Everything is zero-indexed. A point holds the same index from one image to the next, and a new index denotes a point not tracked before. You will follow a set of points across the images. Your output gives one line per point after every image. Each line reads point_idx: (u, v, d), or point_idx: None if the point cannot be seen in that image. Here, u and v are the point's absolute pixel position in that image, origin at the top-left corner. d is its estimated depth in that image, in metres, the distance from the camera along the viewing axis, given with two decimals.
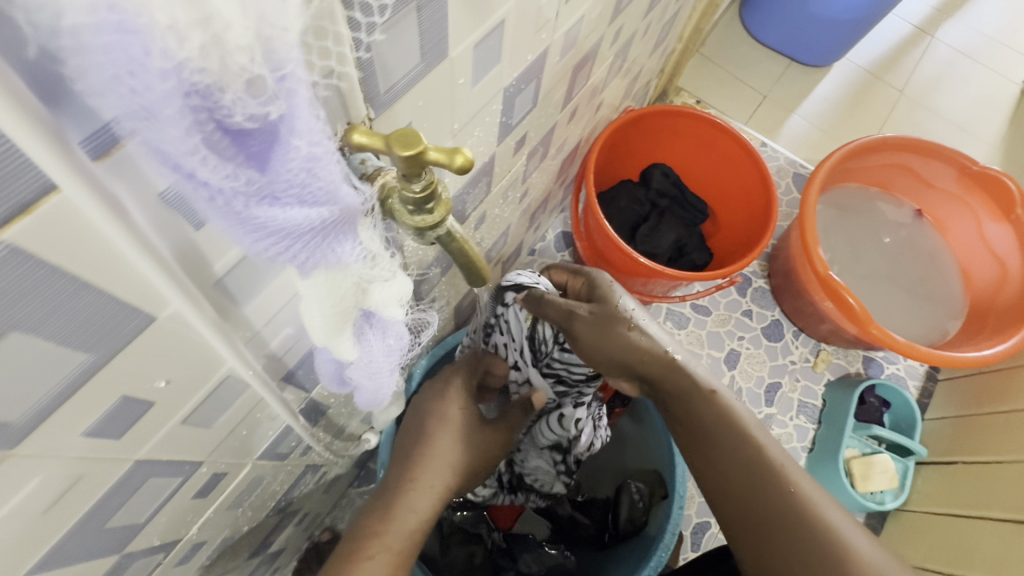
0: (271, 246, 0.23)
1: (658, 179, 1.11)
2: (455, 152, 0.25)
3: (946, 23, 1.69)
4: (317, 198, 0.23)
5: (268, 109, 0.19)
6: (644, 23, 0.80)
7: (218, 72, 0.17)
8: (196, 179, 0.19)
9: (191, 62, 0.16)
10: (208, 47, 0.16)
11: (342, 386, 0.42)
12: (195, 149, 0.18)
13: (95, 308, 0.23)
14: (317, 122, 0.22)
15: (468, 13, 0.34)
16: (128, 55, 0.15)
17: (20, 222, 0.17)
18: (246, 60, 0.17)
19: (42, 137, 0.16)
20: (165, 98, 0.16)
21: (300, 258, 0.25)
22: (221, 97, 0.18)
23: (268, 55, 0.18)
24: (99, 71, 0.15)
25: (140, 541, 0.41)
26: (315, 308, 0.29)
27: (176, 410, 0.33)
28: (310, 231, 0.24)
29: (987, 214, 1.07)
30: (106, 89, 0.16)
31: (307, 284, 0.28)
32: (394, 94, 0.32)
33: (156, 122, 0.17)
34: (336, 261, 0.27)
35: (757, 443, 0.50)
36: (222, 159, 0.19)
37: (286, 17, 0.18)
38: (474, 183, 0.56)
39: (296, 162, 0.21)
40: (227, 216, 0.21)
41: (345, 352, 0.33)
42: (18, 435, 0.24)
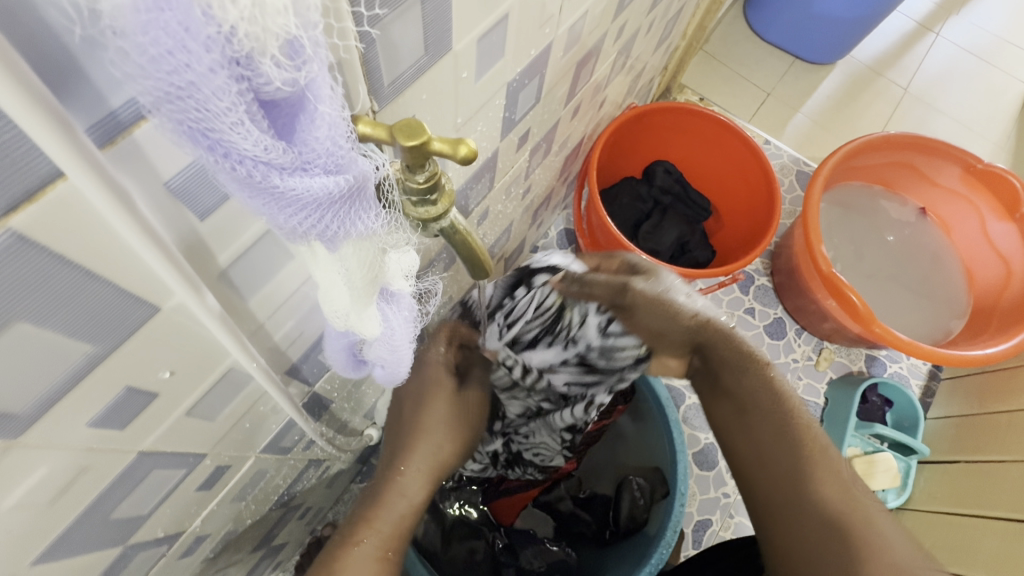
0: (303, 222, 0.23)
1: (661, 176, 1.11)
2: (459, 143, 0.25)
3: (951, 21, 1.68)
4: (342, 165, 0.23)
5: (300, 74, 0.19)
6: (648, 20, 0.80)
7: (259, 36, 0.17)
8: (231, 156, 0.19)
9: (238, 29, 0.16)
10: (253, 12, 0.16)
11: (358, 369, 0.43)
12: (237, 121, 0.18)
13: (100, 299, 0.23)
14: (338, 92, 0.22)
15: (472, 6, 0.34)
16: (168, 31, 0.15)
17: (25, 211, 0.18)
18: (283, 21, 0.17)
19: (52, 127, 0.16)
20: (210, 70, 0.17)
21: (332, 229, 0.24)
22: (259, 64, 0.18)
23: (298, 10, 0.18)
24: (142, 51, 0.16)
25: (145, 532, 0.41)
26: (333, 269, 0.28)
27: (180, 402, 0.33)
28: (337, 200, 0.23)
29: (991, 212, 1.07)
30: (150, 70, 0.16)
31: (332, 258, 0.27)
32: (399, 86, 0.32)
33: (198, 96, 0.17)
34: (364, 230, 0.26)
35: (792, 418, 0.52)
36: (258, 129, 0.19)
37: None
38: (477, 178, 0.56)
39: (324, 132, 0.21)
40: (260, 190, 0.21)
41: (369, 328, 0.34)
42: (24, 424, 0.24)
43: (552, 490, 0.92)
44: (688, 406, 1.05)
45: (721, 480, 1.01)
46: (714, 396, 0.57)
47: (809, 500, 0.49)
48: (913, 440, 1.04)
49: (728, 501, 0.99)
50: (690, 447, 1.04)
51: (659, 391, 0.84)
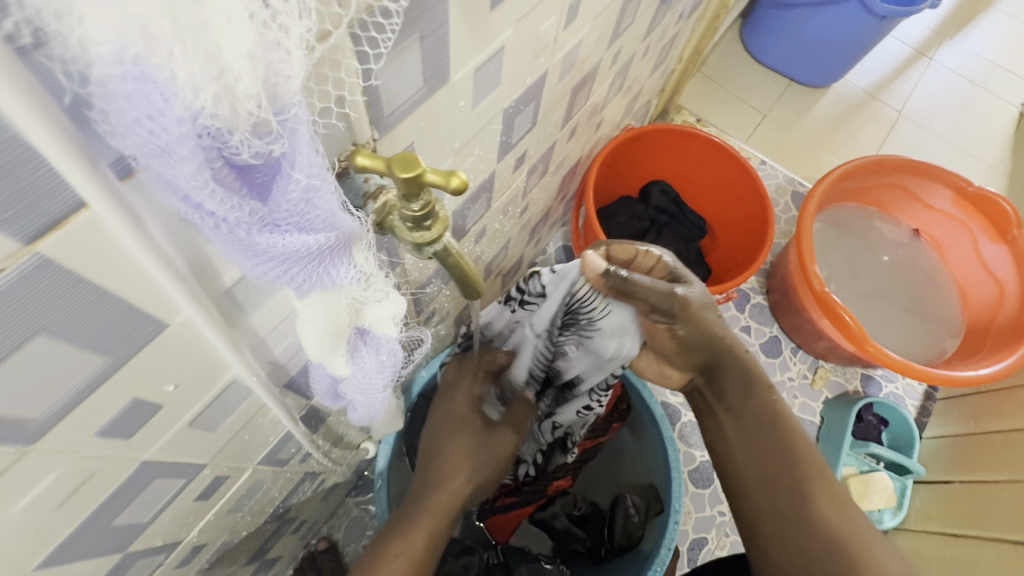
0: (269, 269, 0.25)
1: (657, 196, 1.13)
2: (451, 175, 0.26)
3: (944, 46, 1.72)
4: (314, 225, 0.25)
5: (272, 147, 0.21)
6: (643, 45, 0.83)
7: (228, 117, 0.19)
8: (202, 209, 0.21)
9: (206, 109, 0.18)
10: (220, 96, 0.18)
11: (336, 402, 0.45)
12: (205, 183, 0.20)
13: (114, 314, 0.24)
14: (319, 157, 0.23)
15: (467, 41, 0.36)
16: (149, 101, 0.17)
17: (49, 237, 0.19)
18: (253, 106, 0.19)
19: (74, 157, 0.18)
20: (180, 140, 0.18)
21: (298, 280, 0.27)
22: (230, 138, 0.19)
23: (272, 100, 0.20)
24: (124, 113, 0.17)
25: (143, 541, 0.42)
26: (312, 324, 0.31)
27: (184, 412, 0.34)
28: (306, 255, 0.26)
29: (983, 234, 1.08)
30: (129, 129, 0.17)
31: (303, 304, 0.29)
32: (398, 115, 0.34)
33: (169, 160, 0.18)
34: (330, 284, 0.28)
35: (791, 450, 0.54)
36: (227, 191, 0.21)
37: (291, 68, 0.20)
38: (473, 199, 0.58)
39: (295, 194, 0.23)
40: (232, 241, 0.23)
41: (340, 368, 0.36)
42: (37, 432, 0.25)
43: (547, 507, 0.91)
44: (683, 423, 1.06)
45: (717, 498, 1.01)
46: (719, 411, 0.58)
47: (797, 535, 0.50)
48: (908, 460, 1.05)
49: (724, 520, 0.99)
50: (686, 463, 1.04)
51: (654, 406, 0.84)
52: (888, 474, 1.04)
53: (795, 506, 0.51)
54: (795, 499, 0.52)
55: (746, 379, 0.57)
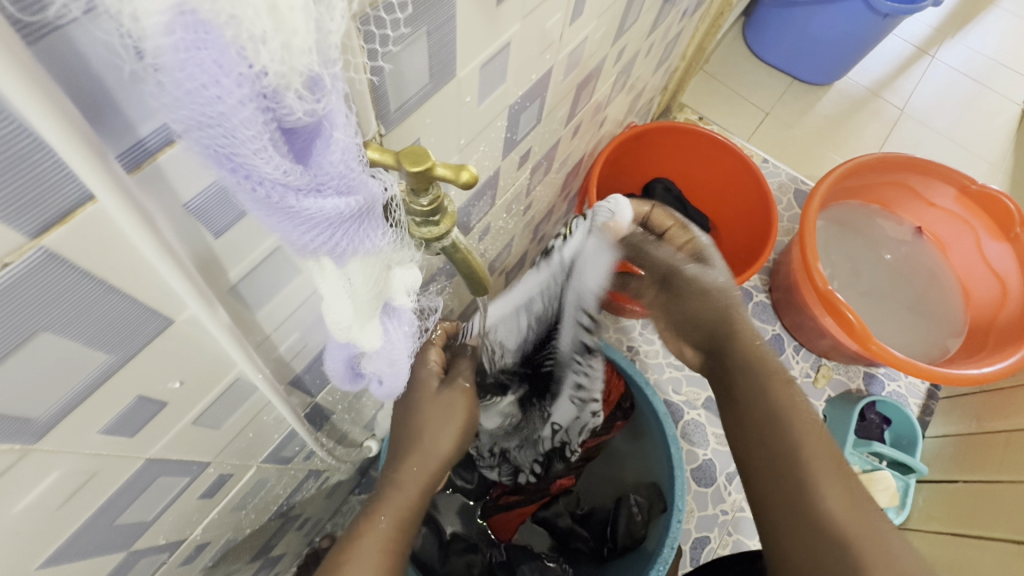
0: (315, 238, 0.25)
1: (660, 194, 1.12)
2: (461, 169, 0.26)
3: (946, 44, 1.71)
4: (355, 189, 0.24)
5: (319, 105, 0.21)
6: (647, 42, 0.82)
7: (285, 73, 0.18)
8: (252, 177, 0.21)
9: (266, 67, 0.18)
10: (281, 52, 0.18)
11: (355, 381, 0.44)
12: (262, 145, 0.19)
13: (117, 311, 0.24)
14: (351, 121, 0.23)
15: (474, 36, 0.35)
16: (205, 67, 0.17)
17: (55, 232, 0.19)
18: (308, 60, 0.19)
19: (85, 154, 0.17)
20: (239, 103, 0.18)
21: (340, 246, 0.26)
22: (284, 97, 0.19)
23: (321, 56, 0.19)
24: (179, 85, 0.17)
25: (147, 539, 0.42)
26: (346, 293, 0.30)
27: (188, 409, 0.34)
28: (348, 220, 0.25)
29: (987, 232, 1.08)
30: (184, 101, 0.17)
31: (337, 273, 0.29)
32: (406, 110, 0.34)
33: (227, 127, 0.18)
34: (370, 248, 0.27)
35: (795, 443, 0.52)
36: (281, 153, 0.20)
37: (333, 22, 0.19)
38: (478, 196, 0.58)
39: (338, 156, 0.22)
40: (275, 209, 0.22)
41: (369, 341, 0.36)
42: (41, 429, 0.25)
43: (550, 505, 0.91)
44: (686, 422, 1.06)
45: (720, 497, 1.01)
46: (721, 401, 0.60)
47: (804, 532, 0.50)
48: (911, 459, 1.04)
49: (726, 519, 0.99)
50: (689, 462, 1.04)
51: (656, 405, 0.84)
52: (891, 473, 1.04)
53: (802, 503, 0.50)
54: (802, 496, 0.51)
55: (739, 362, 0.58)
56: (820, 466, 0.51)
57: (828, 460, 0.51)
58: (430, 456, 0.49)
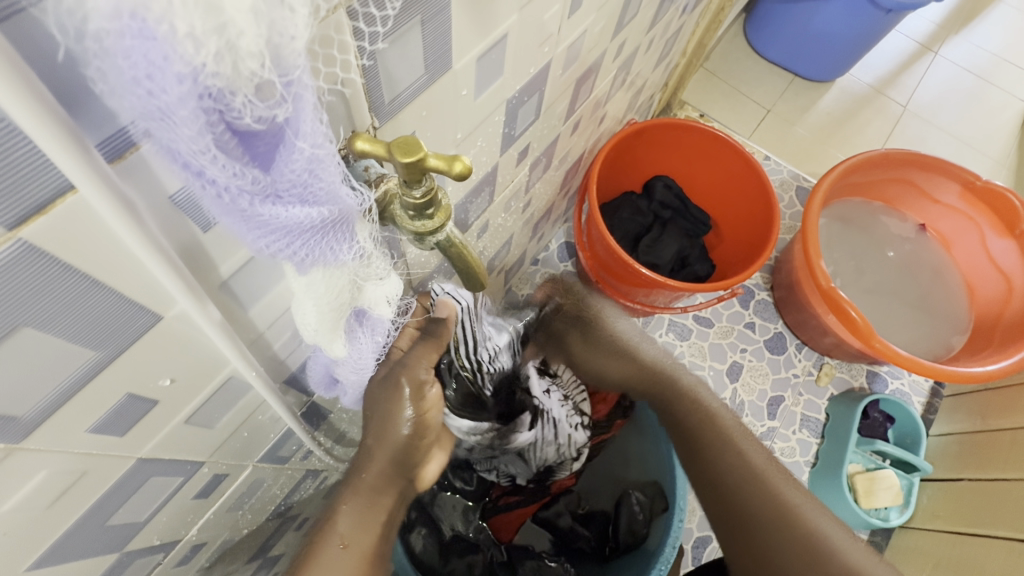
0: (271, 243, 0.24)
1: (661, 191, 1.12)
2: (454, 160, 0.25)
3: (950, 40, 1.70)
4: (318, 198, 0.24)
5: (276, 112, 0.20)
6: (648, 38, 0.82)
7: (230, 78, 0.18)
8: (203, 176, 0.20)
9: (207, 68, 0.17)
10: (223, 54, 0.17)
11: (328, 392, 0.45)
12: (206, 149, 0.19)
13: (103, 306, 0.23)
14: (321, 126, 0.22)
15: (470, 28, 0.35)
16: (146, 60, 0.16)
17: (36, 222, 0.18)
18: (256, 66, 0.18)
19: (63, 139, 0.17)
20: (180, 100, 0.17)
21: (300, 255, 0.26)
22: (232, 100, 0.18)
23: (275, 61, 0.19)
24: (121, 72, 0.16)
25: (141, 539, 0.41)
26: (312, 302, 0.30)
27: (180, 408, 0.33)
28: (310, 229, 0.25)
29: (992, 229, 1.07)
30: (126, 89, 0.16)
31: (303, 281, 0.28)
32: (398, 104, 0.33)
33: (169, 123, 0.18)
34: (333, 260, 0.27)
35: (740, 449, 0.64)
36: (230, 158, 0.20)
37: (296, 27, 0.18)
38: (476, 192, 0.57)
39: (299, 163, 0.22)
40: (231, 212, 0.22)
41: (338, 351, 0.35)
42: (25, 429, 0.24)
43: (551, 505, 0.90)
44: None
45: None
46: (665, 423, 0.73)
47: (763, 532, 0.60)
48: (915, 458, 1.03)
49: None
50: None
51: None
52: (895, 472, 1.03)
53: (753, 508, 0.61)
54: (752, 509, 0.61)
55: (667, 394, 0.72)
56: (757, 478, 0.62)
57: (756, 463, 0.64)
58: None
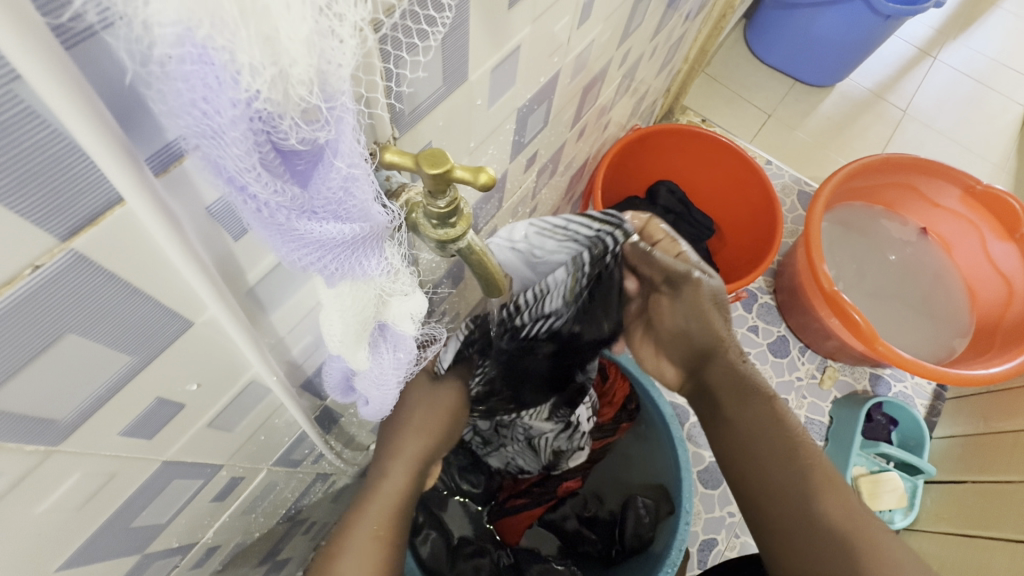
0: (303, 257, 0.25)
1: (664, 196, 1.13)
2: (479, 171, 0.26)
3: (948, 45, 1.72)
4: (351, 214, 0.25)
5: (318, 135, 0.21)
6: (652, 45, 0.83)
7: (280, 103, 0.18)
8: (246, 192, 0.21)
9: (261, 94, 0.18)
10: (275, 82, 0.18)
11: (347, 396, 0.45)
12: (251, 167, 0.20)
13: (141, 313, 0.24)
14: (358, 147, 0.23)
15: (486, 41, 0.36)
16: (204, 82, 0.17)
17: (87, 232, 0.19)
18: (305, 92, 0.19)
19: (117, 159, 0.18)
20: (231, 122, 0.18)
21: (330, 269, 0.27)
22: (280, 124, 0.19)
23: (322, 87, 0.19)
24: (179, 93, 0.17)
25: (161, 542, 0.42)
26: (340, 315, 0.31)
27: (204, 412, 0.34)
28: (340, 244, 0.26)
29: (992, 232, 1.08)
30: (182, 110, 0.17)
31: (331, 294, 0.30)
32: (418, 114, 0.34)
33: (220, 142, 0.19)
34: (361, 275, 0.28)
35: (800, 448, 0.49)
36: (272, 175, 0.21)
37: (343, 56, 0.19)
38: (486, 199, 0.58)
39: (336, 182, 0.23)
40: (269, 225, 0.23)
41: (358, 362, 0.36)
42: (64, 431, 0.25)
43: (557, 508, 0.91)
44: (692, 424, 1.06)
45: (727, 499, 1.01)
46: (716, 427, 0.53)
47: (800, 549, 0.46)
48: (918, 460, 1.04)
49: (734, 521, 0.99)
50: (695, 464, 1.04)
51: (663, 407, 0.84)
52: (899, 474, 1.03)
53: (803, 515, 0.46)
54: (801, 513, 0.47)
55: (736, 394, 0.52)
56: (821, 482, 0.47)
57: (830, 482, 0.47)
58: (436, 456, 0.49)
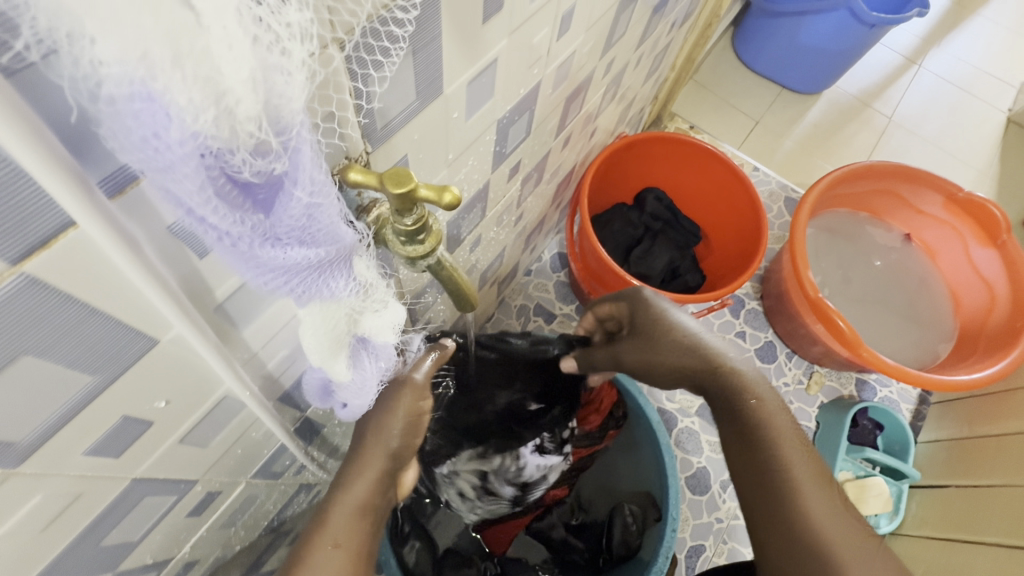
0: (271, 281, 0.25)
1: (652, 204, 1.13)
2: (444, 190, 0.26)
3: (932, 53, 1.75)
4: (313, 238, 0.25)
5: (274, 165, 0.21)
6: (636, 54, 0.83)
7: (228, 138, 0.18)
8: (206, 223, 0.21)
9: (207, 131, 0.18)
10: (220, 118, 0.18)
11: (324, 402, 0.45)
12: (207, 201, 0.20)
13: (102, 332, 0.24)
14: (318, 173, 0.23)
15: (461, 55, 0.36)
16: (153, 118, 0.17)
17: (39, 256, 0.19)
18: (254, 128, 0.19)
19: (66, 181, 0.17)
20: (182, 158, 0.18)
21: (298, 290, 0.27)
22: (232, 157, 0.19)
23: (272, 118, 0.20)
24: (130, 131, 0.17)
25: (134, 559, 0.42)
26: (310, 333, 0.31)
27: (174, 429, 0.34)
28: (307, 267, 0.26)
29: (974, 238, 1.09)
30: (134, 146, 0.17)
31: (303, 313, 0.30)
32: (391, 129, 0.34)
33: (174, 176, 0.18)
34: (330, 296, 0.28)
35: (782, 455, 0.51)
36: (230, 207, 0.21)
37: (290, 87, 0.19)
38: (468, 209, 0.58)
39: (297, 211, 0.23)
40: (232, 254, 0.23)
41: (338, 374, 0.36)
42: (24, 452, 0.25)
43: (544, 517, 0.91)
44: (680, 430, 1.06)
45: (715, 505, 1.01)
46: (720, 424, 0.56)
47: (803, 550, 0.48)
48: (902, 464, 1.05)
49: (722, 527, 0.99)
50: (683, 470, 1.04)
51: (650, 413, 0.85)
52: (884, 479, 1.04)
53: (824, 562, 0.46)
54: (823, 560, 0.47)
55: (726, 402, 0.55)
56: (809, 477, 0.50)
57: (832, 511, 0.49)
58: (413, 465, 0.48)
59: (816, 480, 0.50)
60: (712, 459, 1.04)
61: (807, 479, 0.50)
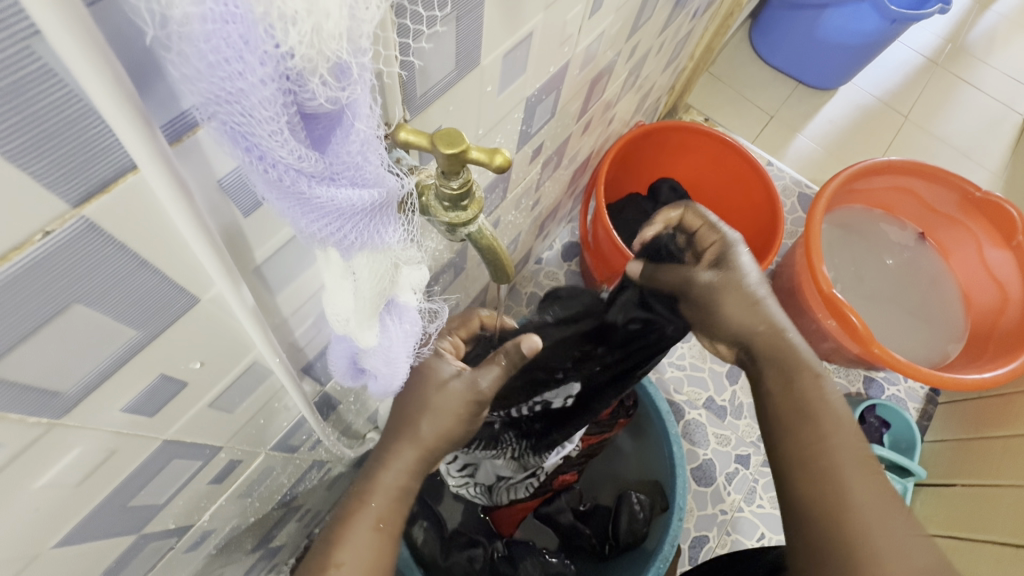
0: (322, 227, 0.24)
1: (666, 193, 1.13)
2: (494, 153, 0.26)
3: (951, 53, 1.73)
4: (369, 180, 0.24)
5: (343, 94, 0.21)
6: (659, 41, 0.82)
7: (312, 58, 0.18)
8: (266, 160, 0.20)
9: (294, 50, 0.18)
10: (310, 36, 0.18)
11: (355, 379, 0.44)
12: (278, 129, 0.19)
13: (149, 286, 0.24)
14: (375, 112, 0.23)
15: (499, 25, 0.36)
16: (227, 43, 0.17)
17: (99, 199, 0.19)
18: (336, 46, 0.19)
19: (132, 121, 0.17)
20: (261, 82, 0.18)
21: (348, 241, 0.26)
22: (308, 82, 0.19)
23: (350, 42, 0.19)
24: (203, 57, 0.17)
25: (157, 523, 0.42)
26: (354, 287, 0.30)
27: (205, 393, 0.34)
28: (360, 213, 0.25)
29: (989, 239, 1.08)
30: (206, 75, 0.17)
31: (344, 265, 0.29)
32: (429, 97, 0.34)
33: (245, 105, 0.18)
34: (379, 243, 0.28)
35: (824, 430, 0.50)
36: (296, 139, 0.20)
37: (368, 12, 0.19)
38: (491, 188, 0.58)
39: (355, 145, 0.23)
40: (288, 195, 0.22)
41: (367, 338, 0.35)
42: (67, 404, 0.25)
43: (552, 501, 0.90)
44: (686, 421, 1.06)
45: (719, 497, 1.01)
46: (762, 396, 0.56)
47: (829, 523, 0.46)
48: (910, 463, 1.06)
49: (725, 518, 1.00)
50: (689, 461, 1.04)
51: (660, 402, 0.85)
52: (891, 476, 1.04)
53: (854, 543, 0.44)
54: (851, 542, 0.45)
55: (784, 368, 0.54)
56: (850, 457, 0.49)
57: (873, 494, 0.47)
58: (429, 442, 0.47)
59: (857, 462, 0.49)
60: (717, 451, 1.05)
61: (847, 459, 0.49)
